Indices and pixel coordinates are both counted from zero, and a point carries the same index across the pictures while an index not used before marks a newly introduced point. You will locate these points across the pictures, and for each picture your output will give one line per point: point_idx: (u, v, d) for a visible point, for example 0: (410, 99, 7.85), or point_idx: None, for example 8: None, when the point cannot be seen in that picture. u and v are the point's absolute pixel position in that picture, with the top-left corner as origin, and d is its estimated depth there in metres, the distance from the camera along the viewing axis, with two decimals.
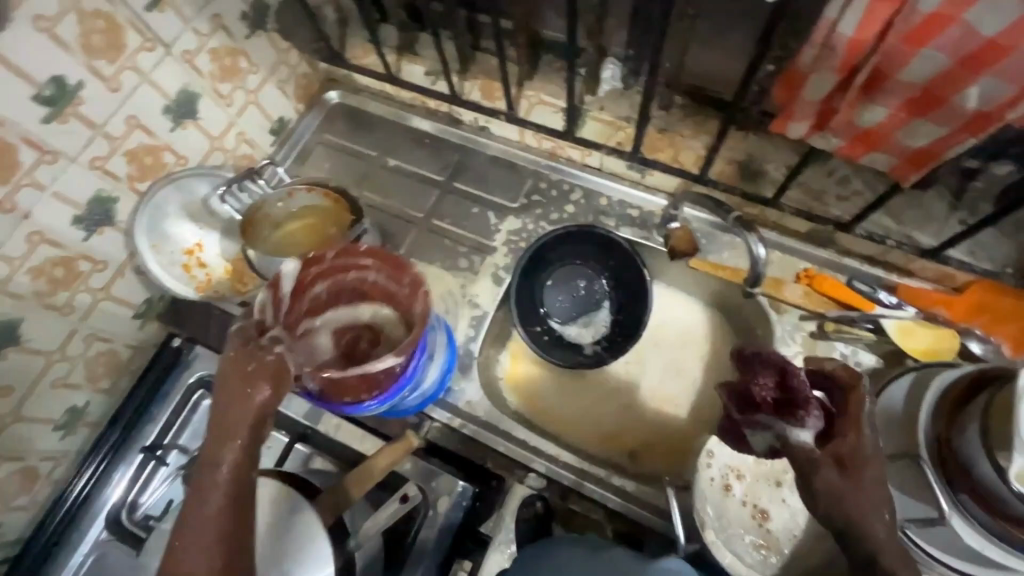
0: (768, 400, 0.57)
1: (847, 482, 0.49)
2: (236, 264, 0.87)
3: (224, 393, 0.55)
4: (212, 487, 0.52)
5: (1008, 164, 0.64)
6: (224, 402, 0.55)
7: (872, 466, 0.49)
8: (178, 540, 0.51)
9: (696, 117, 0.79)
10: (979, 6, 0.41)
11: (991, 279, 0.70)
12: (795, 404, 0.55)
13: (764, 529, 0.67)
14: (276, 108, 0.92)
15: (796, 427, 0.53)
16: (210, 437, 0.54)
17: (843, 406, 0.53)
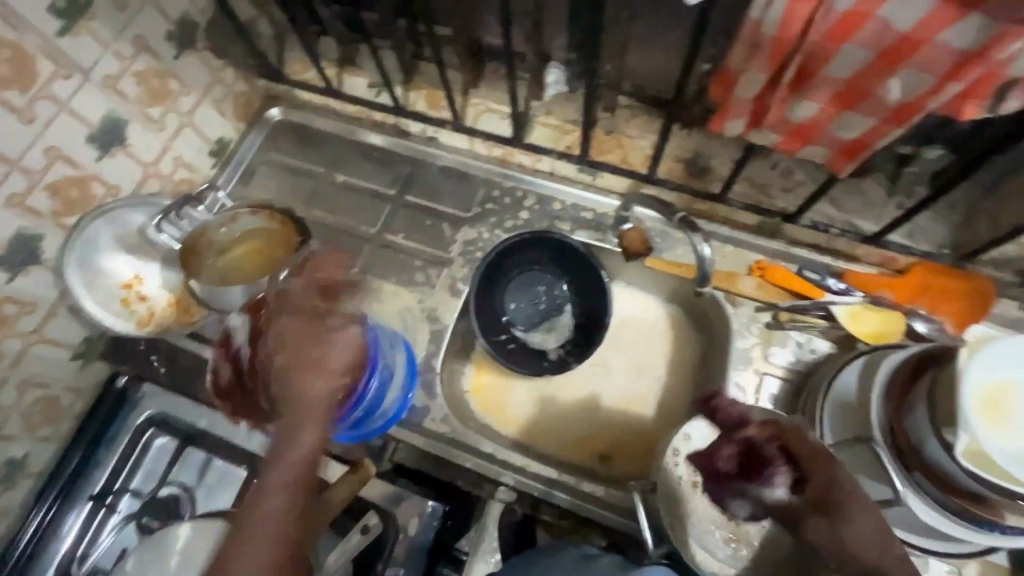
0: (735, 466, 0.55)
1: (837, 526, 0.48)
2: (179, 295, 0.82)
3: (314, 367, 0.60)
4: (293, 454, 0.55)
5: (937, 149, 0.66)
6: (305, 370, 0.60)
7: (856, 506, 0.48)
8: (255, 502, 0.52)
9: (641, 117, 0.80)
10: (891, 2, 0.42)
11: (930, 260, 0.73)
12: (759, 462, 0.53)
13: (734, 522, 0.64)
14: (214, 129, 0.89)
15: (765, 486, 0.52)
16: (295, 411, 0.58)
17: (800, 449, 0.52)
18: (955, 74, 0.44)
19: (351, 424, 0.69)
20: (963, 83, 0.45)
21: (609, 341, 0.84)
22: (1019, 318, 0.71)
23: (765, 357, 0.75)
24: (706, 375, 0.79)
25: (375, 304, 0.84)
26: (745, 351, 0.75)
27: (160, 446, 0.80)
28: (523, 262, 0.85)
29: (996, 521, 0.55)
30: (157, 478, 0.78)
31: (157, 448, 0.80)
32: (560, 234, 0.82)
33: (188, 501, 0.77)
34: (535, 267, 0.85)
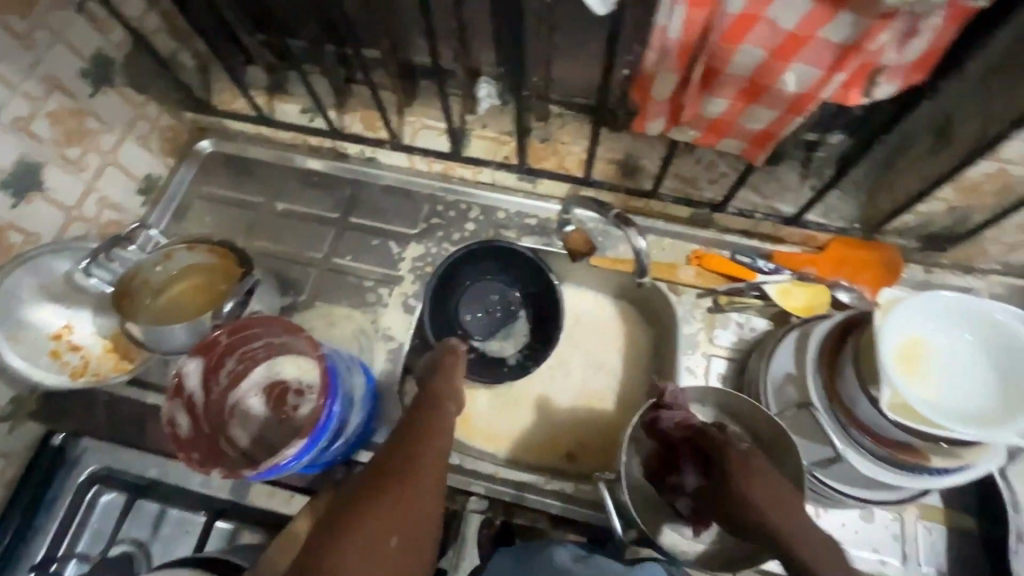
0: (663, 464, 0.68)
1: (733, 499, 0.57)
2: (115, 339, 0.79)
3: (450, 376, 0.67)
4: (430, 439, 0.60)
5: (839, 134, 0.73)
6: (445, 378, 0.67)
7: (749, 471, 0.57)
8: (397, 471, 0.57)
9: (572, 124, 0.84)
10: (775, 6, 0.47)
11: (844, 235, 0.79)
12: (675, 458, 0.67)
13: None
14: (140, 166, 0.86)
15: (684, 475, 0.66)
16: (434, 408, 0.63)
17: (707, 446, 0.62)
18: (838, 65, 0.50)
19: (314, 455, 0.66)
20: (845, 73, 0.50)
21: (566, 340, 0.86)
22: (926, 280, 0.78)
23: (710, 339, 0.79)
24: (659, 363, 0.83)
25: (328, 328, 0.83)
26: (691, 335, 0.80)
27: (107, 503, 0.75)
28: (474, 272, 0.86)
29: (924, 463, 0.60)
30: (106, 538, 0.74)
31: (104, 505, 0.75)
32: (507, 240, 0.84)
33: (144, 557, 0.73)
34: (486, 274, 0.87)
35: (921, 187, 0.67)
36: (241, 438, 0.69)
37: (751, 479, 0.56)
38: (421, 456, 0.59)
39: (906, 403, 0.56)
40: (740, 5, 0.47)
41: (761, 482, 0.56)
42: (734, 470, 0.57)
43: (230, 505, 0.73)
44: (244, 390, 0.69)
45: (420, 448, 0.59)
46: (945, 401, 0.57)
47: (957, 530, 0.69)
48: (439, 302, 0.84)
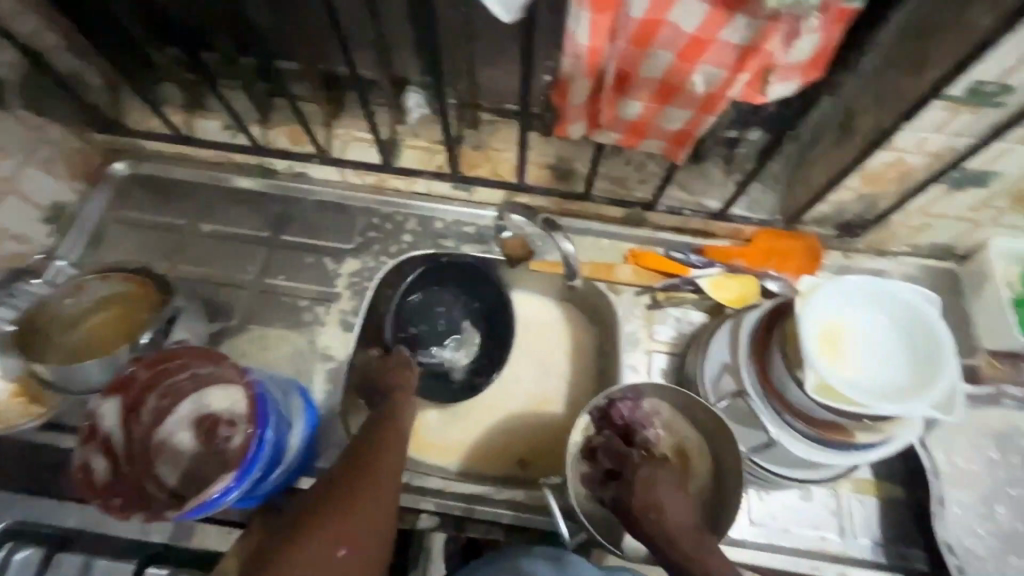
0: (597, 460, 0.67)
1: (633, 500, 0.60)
2: (21, 381, 0.71)
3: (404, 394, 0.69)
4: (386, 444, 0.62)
5: (757, 131, 0.77)
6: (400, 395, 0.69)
7: (647, 483, 0.60)
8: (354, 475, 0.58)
9: (503, 131, 0.84)
10: (675, 10, 0.48)
11: (768, 226, 0.82)
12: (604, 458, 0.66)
13: None
14: (45, 193, 0.80)
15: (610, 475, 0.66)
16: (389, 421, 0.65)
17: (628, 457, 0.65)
18: (740, 66, 0.52)
19: (250, 486, 0.62)
20: (748, 73, 0.52)
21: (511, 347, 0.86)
22: (846, 264, 0.83)
23: (650, 336, 0.81)
24: (604, 362, 0.83)
25: (263, 352, 0.80)
26: (631, 333, 0.81)
27: (21, 562, 0.68)
28: (421, 287, 0.87)
29: (850, 441, 0.63)
30: None
31: (17, 565, 0.68)
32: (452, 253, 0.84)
33: None
34: (434, 288, 0.87)
35: (830, 178, 0.71)
36: (170, 477, 0.63)
37: (652, 491, 0.59)
38: (379, 462, 0.60)
39: (829, 384, 0.58)
40: (642, 10, 0.48)
41: (660, 496, 0.59)
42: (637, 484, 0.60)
43: (162, 548, 0.69)
44: (170, 427, 0.64)
45: (388, 447, 0.62)
46: (864, 380, 0.60)
47: (888, 499, 0.73)
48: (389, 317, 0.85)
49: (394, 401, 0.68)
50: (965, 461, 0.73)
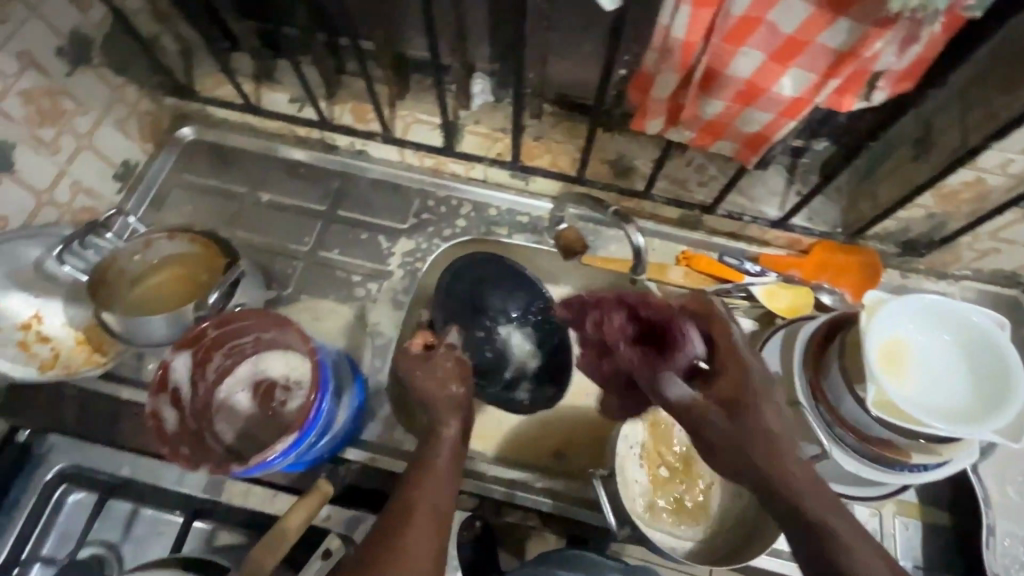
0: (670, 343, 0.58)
1: (740, 421, 0.51)
2: (89, 331, 0.75)
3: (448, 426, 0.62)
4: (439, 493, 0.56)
5: (825, 141, 0.76)
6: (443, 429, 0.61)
7: (772, 421, 0.51)
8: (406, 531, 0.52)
9: (567, 124, 0.84)
10: (777, 9, 0.48)
11: (828, 239, 0.81)
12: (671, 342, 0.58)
13: (696, 500, 0.70)
14: (118, 151, 0.82)
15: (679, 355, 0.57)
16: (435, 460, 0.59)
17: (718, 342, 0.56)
18: (832, 70, 0.51)
19: (301, 451, 0.64)
20: (839, 78, 0.52)
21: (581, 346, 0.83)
22: (903, 284, 0.82)
23: None
24: None
25: (314, 323, 0.81)
26: None
27: (76, 502, 0.72)
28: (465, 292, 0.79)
29: (903, 461, 0.62)
30: (74, 540, 0.71)
31: (72, 505, 0.72)
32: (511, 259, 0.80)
33: (114, 559, 0.70)
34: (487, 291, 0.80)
35: (903, 193, 0.70)
36: (227, 434, 0.66)
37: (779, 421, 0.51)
38: (420, 528, 0.53)
39: (890, 400, 0.58)
40: (744, 7, 0.48)
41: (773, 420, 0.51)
42: (752, 386, 0.52)
43: (209, 505, 0.70)
44: (230, 386, 0.67)
45: (438, 494, 0.56)
46: (926, 399, 0.59)
47: (931, 524, 0.72)
48: (439, 326, 0.77)
49: (435, 436, 0.61)
50: (1015, 493, 0.72)
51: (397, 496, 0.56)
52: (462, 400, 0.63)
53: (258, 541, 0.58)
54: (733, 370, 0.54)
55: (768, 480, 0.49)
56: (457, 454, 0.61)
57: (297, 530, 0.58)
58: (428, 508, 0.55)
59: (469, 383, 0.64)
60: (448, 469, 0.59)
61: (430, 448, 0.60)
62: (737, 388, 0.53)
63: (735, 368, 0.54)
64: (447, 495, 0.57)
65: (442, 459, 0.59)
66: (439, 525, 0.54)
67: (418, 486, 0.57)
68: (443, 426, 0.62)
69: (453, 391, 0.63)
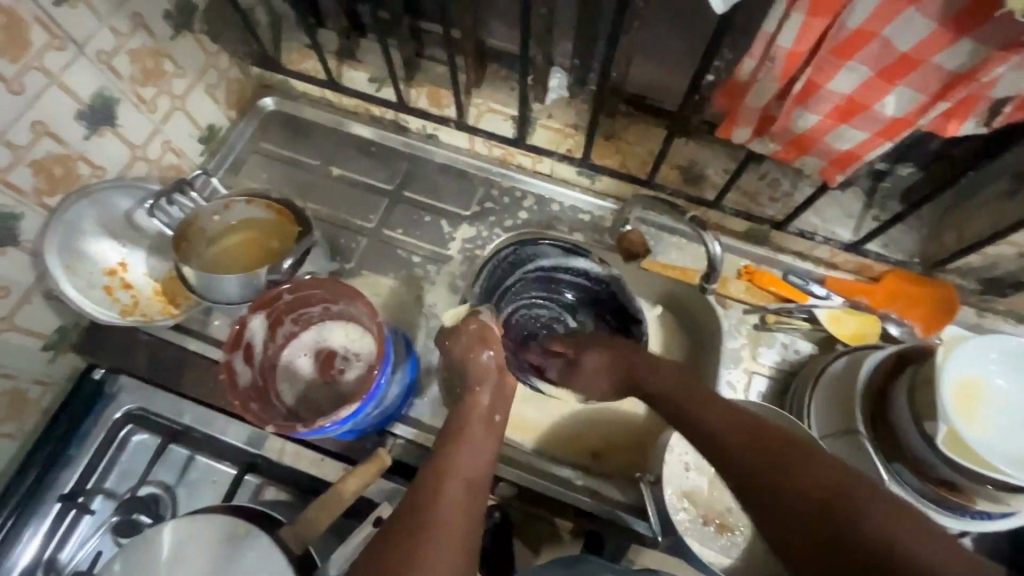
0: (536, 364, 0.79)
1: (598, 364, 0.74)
2: (166, 283, 0.80)
3: (474, 394, 0.65)
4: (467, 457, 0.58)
5: (910, 166, 0.74)
6: (473, 399, 0.64)
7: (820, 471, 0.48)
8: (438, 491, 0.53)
9: (640, 126, 0.83)
10: (895, 24, 0.46)
11: (902, 268, 0.78)
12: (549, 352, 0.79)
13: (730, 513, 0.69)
14: (206, 116, 0.85)
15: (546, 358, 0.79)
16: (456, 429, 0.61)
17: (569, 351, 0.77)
18: (943, 93, 0.50)
19: (357, 420, 0.66)
20: (949, 102, 0.50)
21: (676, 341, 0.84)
22: (978, 323, 0.78)
23: (753, 356, 0.79)
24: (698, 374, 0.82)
25: (373, 298, 0.83)
26: (734, 350, 0.79)
27: (139, 442, 0.77)
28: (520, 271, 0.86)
29: (966, 505, 0.61)
30: (136, 477, 0.75)
31: (135, 444, 0.77)
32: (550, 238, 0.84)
33: (169, 501, 0.73)
34: (525, 270, 0.86)
35: (994, 231, 0.67)
36: (287, 395, 0.69)
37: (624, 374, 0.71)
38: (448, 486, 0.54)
39: (964, 443, 0.56)
40: (861, 19, 0.46)
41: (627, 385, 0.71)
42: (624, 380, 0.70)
43: (259, 460, 0.73)
44: (295, 350, 0.71)
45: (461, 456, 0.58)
46: (1004, 444, 0.57)
47: None
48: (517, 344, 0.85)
49: (465, 398, 0.64)
50: None
51: (433, 463, 0.57)
52: (493, 368, 0.66)
53: (315, 499, 0.60)
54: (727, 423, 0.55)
55: (815, 530, 0.45)
56: (490, 432, 0.62)
57: (354, 494, 0.60)
58: (461, 476, 0.55)
59: (499, 350, 0.68)
60: (484, 442, 0.60)
61: (459, 420, 0.62)
62: (744, 440, 0.53)
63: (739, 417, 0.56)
64: (480, 469, 0.57)
65: (476, 433, 0.60)
66: (469, 491, 0.55)
67: (448, 452, 0.58)
68: (476, 402, 0.64)
69: (483, 356, 0.66)
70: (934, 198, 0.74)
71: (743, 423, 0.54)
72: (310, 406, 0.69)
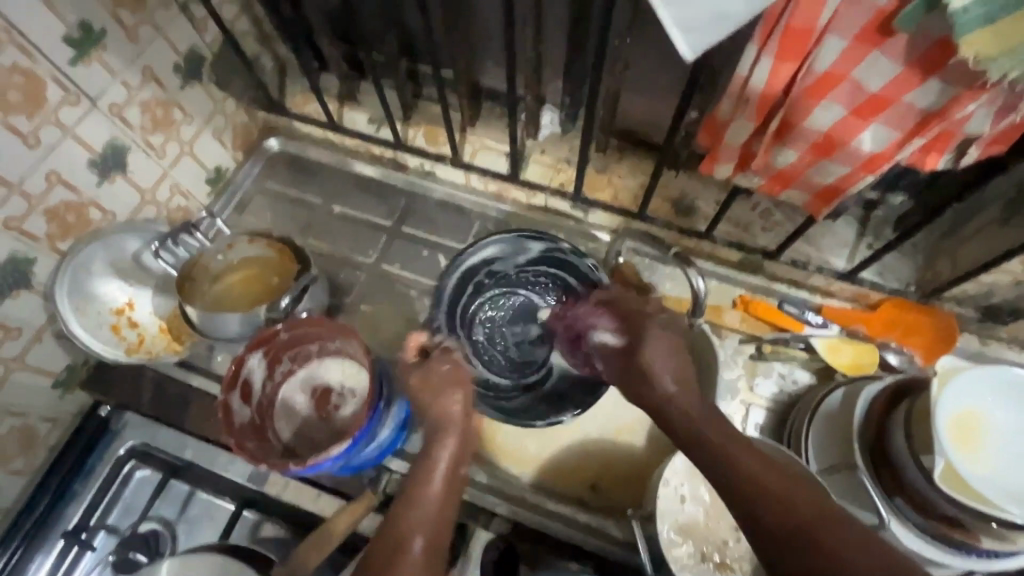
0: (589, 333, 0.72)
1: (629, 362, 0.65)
2: (171, 321, 0.83)
3: (432, 436, 0.63)
4: (426, 512, 0.57)
5: (901, 195, 0.74)
6: (431, 450, 0.62)
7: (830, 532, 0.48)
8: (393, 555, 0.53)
9: (632, 159, 0.84)
10: (863, 67, 0.47)
11: (898, 296, 0.77)
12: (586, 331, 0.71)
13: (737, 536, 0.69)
14: (213, 159, 0.89)
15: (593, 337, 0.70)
16: (415, 477, 0.60)
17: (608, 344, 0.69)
18: (918, 130, 0.50)
19: (349, 457, 0.67)
20: (925, 138, 0.51)
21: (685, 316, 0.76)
22: (981, 351, 0.77)
23: (750, 387, 0.78)
24: None
25: (372, 332, 0.85)
26: (731, 381, 0.79)
27: (142, 478, 0.78)
28: (483, 281, 0.81)
29: (972, 544, 0.59)
30: (137, 513, 0.76)
31: (138, 480, 0.78)
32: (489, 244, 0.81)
33: (169, 537, 0.74)
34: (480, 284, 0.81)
35: (987, 258, 0.67)
36: (285, 431, 0.71)
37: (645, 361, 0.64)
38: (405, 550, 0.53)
39: (960, 478, 0.55)
40: (828, 62, 0.48)
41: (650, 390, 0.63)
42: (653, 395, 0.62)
43: (257, 496, 0.74)
44: (292, 386, 0.72)
45: (419, 512, 0.57)
46: (1004, 481, 0.56)
47: None
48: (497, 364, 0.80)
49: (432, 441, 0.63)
50: None
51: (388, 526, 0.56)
52: (458, 416, 0.63)
53: (307, 537, 0.62)
54: (740, 468, 0.54)
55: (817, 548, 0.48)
56: (448, 492, 0.60)
57: (344, 531, 0.62)
58: (420, 536, 0.55)
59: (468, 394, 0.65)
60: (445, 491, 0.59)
61: (422, 471, 0.60)
62: (732, 490, 0.53)
63: (755, 460, 0.54)
64: (437, 525, 0.57)
65: (432, 490, 0.59)
66: (429, 552, 0.54)
67: (407, 505, 0.58)
68: (436, 458, 0.61)
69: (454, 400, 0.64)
70: (927, 226, 0.74)
71: (724, 467, 0.54)
72: (307, 441, 0.71)
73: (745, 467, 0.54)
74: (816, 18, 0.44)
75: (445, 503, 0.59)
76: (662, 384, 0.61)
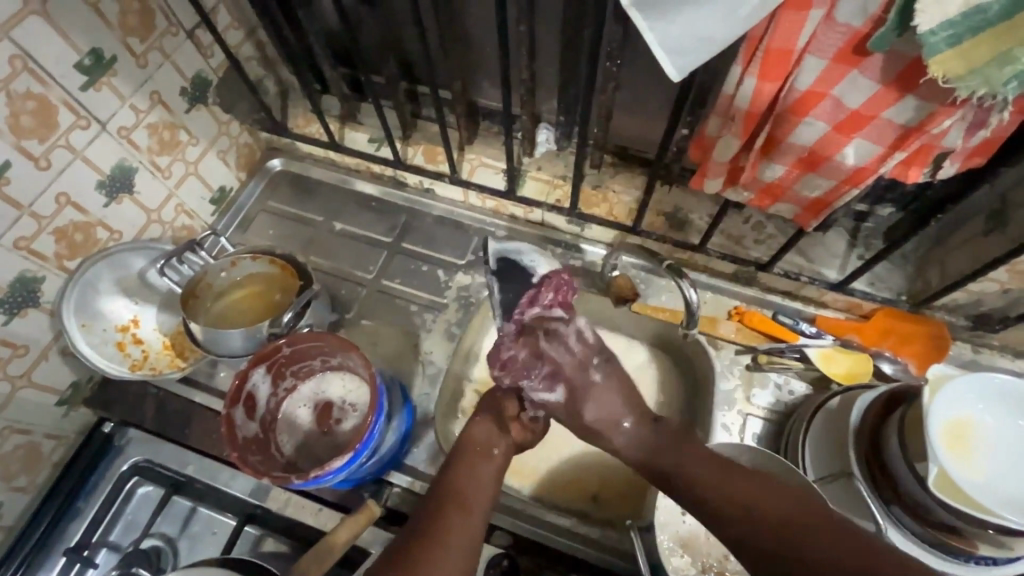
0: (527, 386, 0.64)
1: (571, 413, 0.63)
2: (174, 338, 0.84)
3: (483, 422, 0.64)
4: (473, 482, 0.59)
5: (890, 207, 0.76)
6: (478, 427, 0.64)
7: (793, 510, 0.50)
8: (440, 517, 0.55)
9: (625, 174, 0.86)
10: (842, 84, 0.49)
11: (891, 306, 0.79)
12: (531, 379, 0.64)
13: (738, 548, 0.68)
14: (217, 178, 0.91)
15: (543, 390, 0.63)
16: (465, 452, 0.62)
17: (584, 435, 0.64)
18: (899, 144, 0.52)
19: (351, 470, 0.67)
20: (906, 152, 0.53)
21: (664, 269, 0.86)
22: (974, 359, 0.78)
23: (748, 398, 0.79)
24: None
25: (372, 347, 0.86)
26: (728, 392, 0.79)
27: (144, 495, 0.78)
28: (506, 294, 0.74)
29: (970, 551, 0.59)
30: (139, 529, 0.76)
31: (140, 496, 0.78)
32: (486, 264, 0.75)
33: (170, 554, 0.74)
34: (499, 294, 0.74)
35: (975, 268, 0.68)
36: (287, 445, 0.72)
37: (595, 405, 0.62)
38: (447, 512, 0.56)
39: (955, 483, 0.55)
40: (809, 82, 0.50)
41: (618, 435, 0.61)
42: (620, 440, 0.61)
43: (259, 511, 0.75)
44: (295, 401, 0.74)
45: (466, 484, 0.59)
46: (997, 487, 0.56)
47: None
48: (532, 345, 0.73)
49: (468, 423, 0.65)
50: None
51: (438, 490, 0.59)
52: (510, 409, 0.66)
53: (309, 551, 0.61)
54: (712, 479, 0.55)
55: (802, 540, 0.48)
56: (480, 486, 0.59)
57: (344, 544, 0.62)
58: (462, 503, 0.57)
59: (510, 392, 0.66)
60: (487, 482, 0.60)
61: (472, 445, 0.62)
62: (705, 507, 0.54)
63: (740, 480, 0.54)
64: (480, 493, 0.59)
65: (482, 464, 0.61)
66: (468, 518, 0.56)
67: (452, 477, 0.60)
68: (475, 438, 0.63)
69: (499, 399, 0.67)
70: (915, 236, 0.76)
71: (698, 485, 0.55)
72: (309, 455, 0.72)
73: (709, 475, 0.55)
74: (795, 40, 0.47)
75: (494, 478, 0.60)
76: (625, 429, 0.61)
